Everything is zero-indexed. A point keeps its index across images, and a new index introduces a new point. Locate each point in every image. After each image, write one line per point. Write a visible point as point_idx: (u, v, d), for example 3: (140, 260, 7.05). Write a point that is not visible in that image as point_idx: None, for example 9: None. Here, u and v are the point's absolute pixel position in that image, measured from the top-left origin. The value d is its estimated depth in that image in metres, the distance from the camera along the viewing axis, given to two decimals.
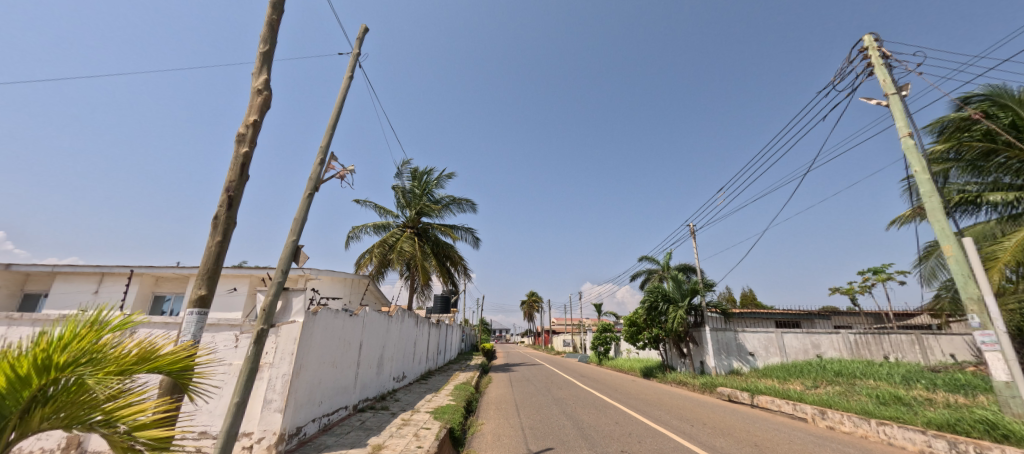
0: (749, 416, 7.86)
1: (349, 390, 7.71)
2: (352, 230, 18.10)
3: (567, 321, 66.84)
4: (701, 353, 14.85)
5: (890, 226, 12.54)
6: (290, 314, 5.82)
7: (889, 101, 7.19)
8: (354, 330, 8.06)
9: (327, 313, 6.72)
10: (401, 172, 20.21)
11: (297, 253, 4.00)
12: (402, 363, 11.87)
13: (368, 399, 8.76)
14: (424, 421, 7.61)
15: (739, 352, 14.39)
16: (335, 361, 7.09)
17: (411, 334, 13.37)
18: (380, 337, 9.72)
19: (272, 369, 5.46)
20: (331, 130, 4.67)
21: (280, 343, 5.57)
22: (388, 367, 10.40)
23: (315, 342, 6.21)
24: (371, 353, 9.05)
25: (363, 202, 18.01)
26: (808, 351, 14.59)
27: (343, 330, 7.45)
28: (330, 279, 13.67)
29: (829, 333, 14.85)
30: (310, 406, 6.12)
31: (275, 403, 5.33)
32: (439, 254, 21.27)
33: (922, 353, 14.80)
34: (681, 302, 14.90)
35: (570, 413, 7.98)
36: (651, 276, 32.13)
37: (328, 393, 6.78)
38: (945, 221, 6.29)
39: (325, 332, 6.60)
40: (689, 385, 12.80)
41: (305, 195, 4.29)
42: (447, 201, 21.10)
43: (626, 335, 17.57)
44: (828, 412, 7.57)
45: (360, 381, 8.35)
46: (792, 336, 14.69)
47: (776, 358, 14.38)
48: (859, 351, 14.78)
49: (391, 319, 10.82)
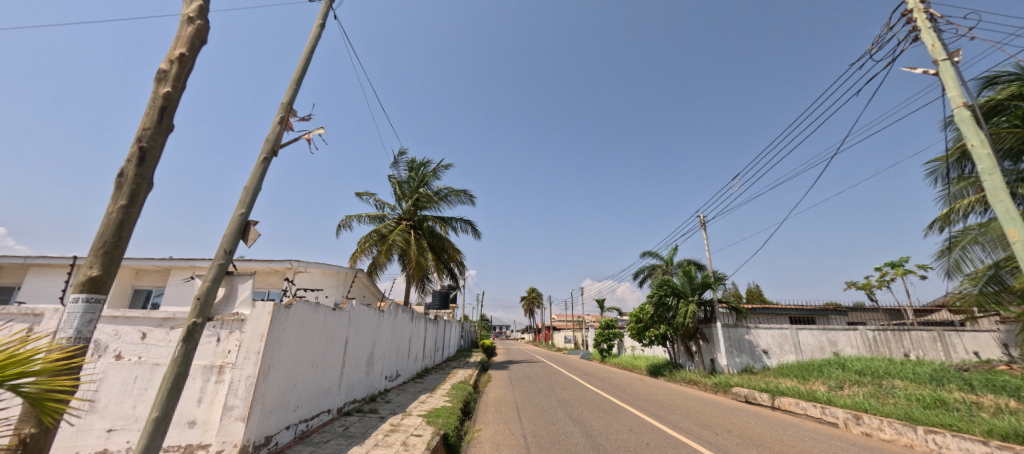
0: (777, 422, 7.09)
1: (332, 391, 6.98)
2: (345, 221, 17.33)
3: (568, 318, 66.30)
4: (712, 350, 14.10)
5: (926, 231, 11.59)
6: (234, 304, 5.21)
7: (939, 69, 6.40)
8: (339, 326, 7.28)
9: (304, 306, 5.95)
10: (397, 162, 19.44)
11: (248, 228, 3.23)
12: (395, 361, 11.14)
13: (356, 401, 8.05)
14: (416, 426, 6.84)
15: (752, 349, 13.62)
16: (316, 360, 6.36)
17: (406, 330, 12.60)
18: (370, 334, 8.98)
19: (234, 370, 4.71)
20: (295, 85, 3.87)
21: (244, 340, 4.81)
22: (379, 365, 9.65)
23: (289, 339, 5.46)
24: (359, 352, 8.32)
25: (359, 192, 17.35)
26: (824, 348, 13.84)
27: (326, 325, 6.71)
28: (321, 272, 12.95)
29: (846, 329, 14.10)
30: (282, 412, 5.36)
31: (237, 410, 4.58)
32: (434, 247, 20.42)
33: (944, 351, 14.06)
34: (691, 297, 14.16)
35: (578, 418, 7.19)
36: (655, 271, 31.36)
37: (306, 396, 6.05)
38: (1010, 201, 5.53)
39: (301, 327, 5.84)
40: (701, 385, 12.07)
41: (259, 160, 3.49)
42: (445, 193, 20.33)
43: (631, 331, 16.82)
44: (863, 417, 6.82)
45: (347, 382, 7.62)
46: (807, 332, 13.92)
47: (791, 356, 13.60)
48: (878, 349, 14.03)
49: (383, 314, 10.05)
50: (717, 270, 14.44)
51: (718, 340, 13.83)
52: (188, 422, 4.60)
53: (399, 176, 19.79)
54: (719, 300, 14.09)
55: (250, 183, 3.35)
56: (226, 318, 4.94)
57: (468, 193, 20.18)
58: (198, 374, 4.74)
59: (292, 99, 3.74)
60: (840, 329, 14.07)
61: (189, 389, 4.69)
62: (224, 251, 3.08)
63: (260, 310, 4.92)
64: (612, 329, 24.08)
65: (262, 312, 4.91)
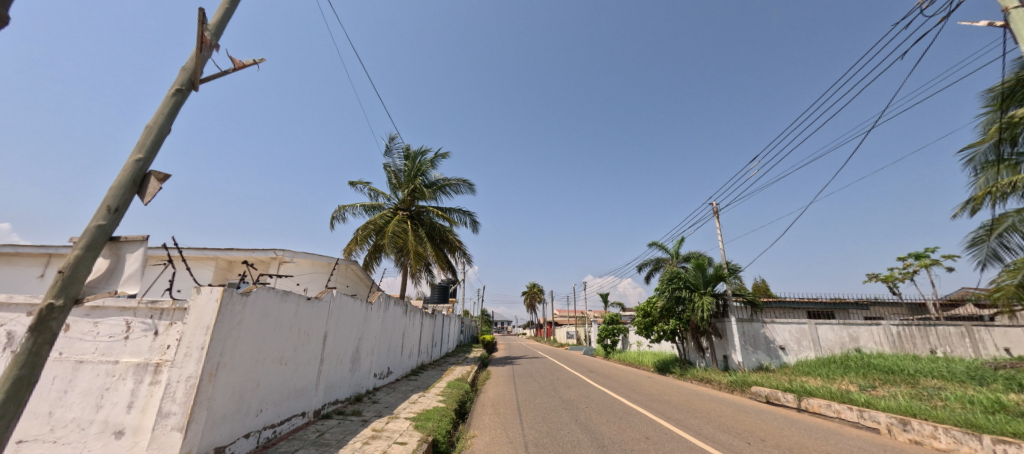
0: (813, 428, 6.24)
1: (309, 391, 6.20)
2: (338, 210, 16.48)
3: (569, 314, 65.71)
4: (725, 346, 13.24)
5: (960, 218, 10.64)
6: None
7: (1008, 19, 5.48)
8: (317, 318, 6.46)
9: (268, 294, 5.12)
10: (391, 149, 18.56)
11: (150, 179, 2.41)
12: (386, 357, 10.33)
13: (338, 402, 7.23)
14: (402, 432, 6.02)
15: (769, 345, 12.75)
16: (286, 356, 5.54)
17: (400, 324, 11.79)
18: (356, 327, 8.17)
19: (172, 369, 3.87)
20: (229, 5, 3.01)
21: (185, 333, 3.99)
22: (366, 362, 8.84)
23: (246, 333, 4.64)
24: (342, 347, 7.52)
25: (352, 181, 16.47)
26: (845, 344, 12.99)
27: (300, 317, 5.88)
28: (308, 263, 12.15)
29: (868, 323, 13.22)
30: (239, 419, 4.53)
31: (174, 418, 3.74)
32: (434, 239, 19.58)
33: (973, 347, 13.19)
34: (704, 290, 13.30)
35: (586, 424, 6.35)
36: (660, 265, 30.58)
37: (274, 398, 5.27)
38: None
39: (263, 318, 5.01)
40: (715, 384, 11.22)
41: (170, 92, 2.60)
42: (442, 182, 19.45)
43: (639, 327, 16.00)
44: (911, 422, 5.98)
45: (326, 380, 6.84)
46: (827, 327, 13.06)
47: (810, 352, 12.75)
48: (903, 345, 13.16)
49: (372, 306, 9.23)
50: (731, 262, 13.50)
51: (732, 335, 12.96)
52: (116, 432, 3.78)
53: (395, 164, 18.95)
54: (733, 293, 13.20)
55: (154, 121, 2.49)
56: (166, 307, 4.11)
57: (467, 182, 19.30)
58: (130, 374, 3.91)
59: (219, 20, 2.87)
60: (862, 324, 13.19)
61: (118, 391, 3.87)
62: (106, 209, 2.22)
63: (206, 297, 4.10)
64: (616, 324, 23.19)
65: (209, 299, 4.09)
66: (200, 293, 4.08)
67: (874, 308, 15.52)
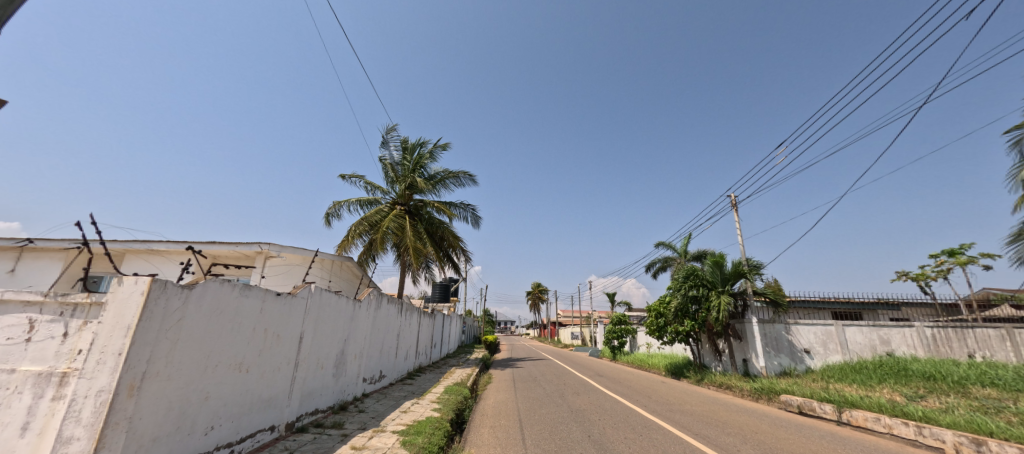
0: (870, 448, 5.33)
1: (280, 401, 5.37)
2: (333, 205, 15.67)
3: (574, 314, 64.66)
4: (744, 349, 12.27)
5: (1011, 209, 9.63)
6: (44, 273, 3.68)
7: None
8: (291, 317, 5.60)
9: (222, 288, 4.25)
10: (389, 141, 17.72)
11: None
12: (377, 359, 9.46)
13: (317, 411, 6.39)
14: (385, 450, 5.16)
15: (792, 349, 11.77)
16: (248, 361, 4.70)
17: (393, 324, 10.92)
18: (340, 327, 7.31)
19: (79, 381, 3.03)
20: None
21: (99, 334, 3.14)
22: (354, 365, 8.00)
23: (188, 335, 3.79)
24: (323, 351, 6.66)
25: (344, 174, 15.62)
26: (875, 347, 12.00)
27: (266, 316, 5.03)
28: (296, 258, 11.44)
29: (899, 325, 12.22)
30: (177, 441, 3.67)
31: (77, 446, 2.90)
32: (433, 235, 18.70)
33: (1014, 351, 12.19)
34: (722, 288, 12.29)
35: (599, 441, 5.46)
36: (668, 264, 29.59)
37: (231, 411, 4.43)
38: None
39: (215, 317, 4.15)
40: (737, 391, 10.30)
41: None
42: (442, 176, 18.58)
43: (649, 328, 15.04)
44: (986, 442, 5.07)
45: (303, 387, 6.00)
46: (855, 329, 12.07)
47: (836, 356, 11.76)
48: (937, 348, 12.16)
49: (361, 305, 8.37)
50: (752, 259, 12.50)
51: (752, 337, 11.96)
52: None
53: (392, 156, 18.09)
54: (754, 292, 12.22)
55: None
56: (79, 301, 3.27)
57: (468, 175, 18.44)
58: (27, 387, 3.07)
59: None
60: (893, 325, 12.19)
61: (10, 409, 3.03)
62: None
63: (129, 290, 3.24)
64: (623, 325, 22.25)
65: (132, 292, 3.24)
66: (120, 284, 3.22)
67: (903, 308, 14.49)
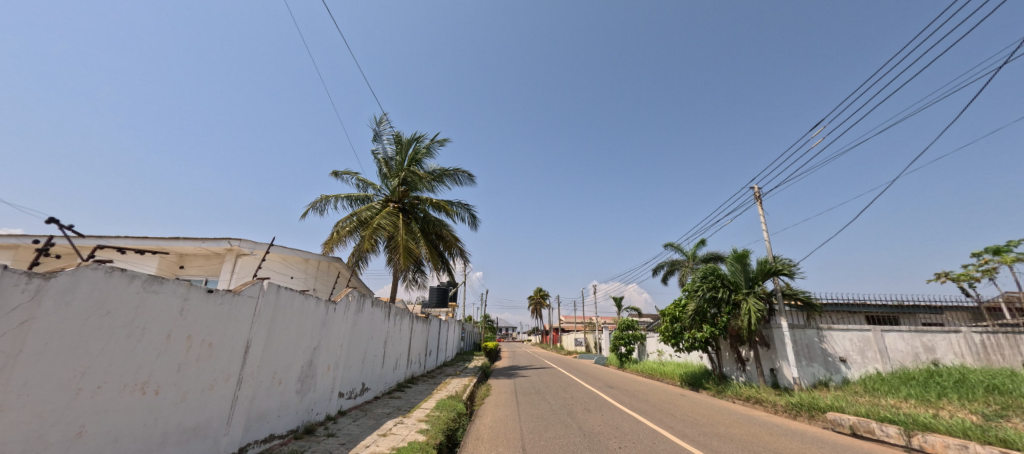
0: None
1: (213, 429, 4.18)
2: (320, 199, 14.56)
3: (577, 320, 63.34)
4: (772, 358, 10.99)
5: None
6: None
7: None
8: (233, 321, 4.44)
9: (112, 279, 3.10)
10: (382, 134, 16.61)
11: None
12: (358, 369, 8.24)
13: (272, 437, 5.20)
14: None
15: (826, 357, 10.52)
16: (159, 378, 3.53)
17: (380, 330, 9.72)
18: (307, 334, 6.12)
19: None
20: None
21: None
22: (327, 378, 6.80)
23: (43, 345, 2.65)
24: (282, 363, 5.48)
25: (335, 170, 14.52)
26: (919, 355, 10.74)
27: (190, 319, 3.88)
28: (273, 255, 10.50)
29: (945, 330, 10.96)
30: None
31: None
32: (428, 234, 17.48)
33: None
34: (747, 290, 11.05)
35: None
36: (677, 267, 28.37)
37: (129, 449, 3.27)
38: None
39: (99, 319, 3.02)
40: (769, 406, 9.04)
41: None
42: (439, 172, 17.45)
43: (663, 334, 13.74)
44: None
45: (251, 408, 4.81)
46: (896, 335, 10.79)
47: (876, 366, 10.49)
48: (988, 356, 10.88)
49: (336, 307, 7.19)
50: (781, 257, 11.25)
51: (782, 344, 10.68)
52: None
53: (385, 151, 16.96)
54: (784, 294, 10.98)
55: None
56: None
57: (466, 172, 17.29)
58: None
59: None
60: (937, 330, 10.93)
61: None
62: None
63: None
64: (631, 331, 20.94)
65: None
66: None
67: (945, 313, 13.16)
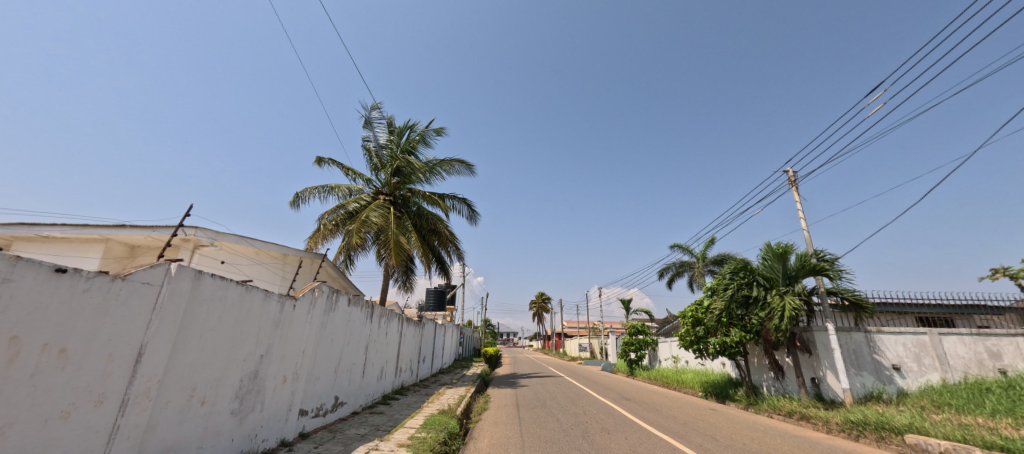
0: None
1: None
2: (303, 190, 13.28)
3: (580, 326, 61.91)
4: (814, 365, 9.53)
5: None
6: None
7: None
8: (111, 317, 3.07)
9: None
10: (372, 121, 15.33)
11: None
12: (328, 381, 6.83)
13: None
14: None
15: (877, 365, 9.08)
16: None
17: (359, 333, 8.32)
18: (248, 337, 4.71)
19: None
20: None
21: None
22: (280, 393, 5.41)
23: None
24: (207, 375, 4.09)
25: (319, 157, 13.20)
26: (983, 362, 9.28)
27: (20, 312, 2.51)
28: (239, 247, 9.15)
29: (1011, 333, 9.51)
30: None
31: None
32: (422, 230, 16.06)
33: None
34: (784, 288, 9.63)
35: None
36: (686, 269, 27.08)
37: None
38: None
39: None
40: (819, 423, 7.63)
41: None
42: (435, 163, 16.09)
43: (682, 339, 12.27)
44: None
45: (148, 441, 3.42)
46: (957, 340, 9.32)
47: (935, 375, 9.06)
48: None
49: (295, 305, 5.78)
50: (823, 250, 9.81)
51: (826, 350, 9.24)
52: None
53: (377, 139, 15.65)
54: (826, 292, 9.60)
55: None
56: None
57: (465, 162, 15.95)
58: None
59: None
60: (1003, 333, 9.48)
61: None
62: None
63: None
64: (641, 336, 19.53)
65: None
66: None
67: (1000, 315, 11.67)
